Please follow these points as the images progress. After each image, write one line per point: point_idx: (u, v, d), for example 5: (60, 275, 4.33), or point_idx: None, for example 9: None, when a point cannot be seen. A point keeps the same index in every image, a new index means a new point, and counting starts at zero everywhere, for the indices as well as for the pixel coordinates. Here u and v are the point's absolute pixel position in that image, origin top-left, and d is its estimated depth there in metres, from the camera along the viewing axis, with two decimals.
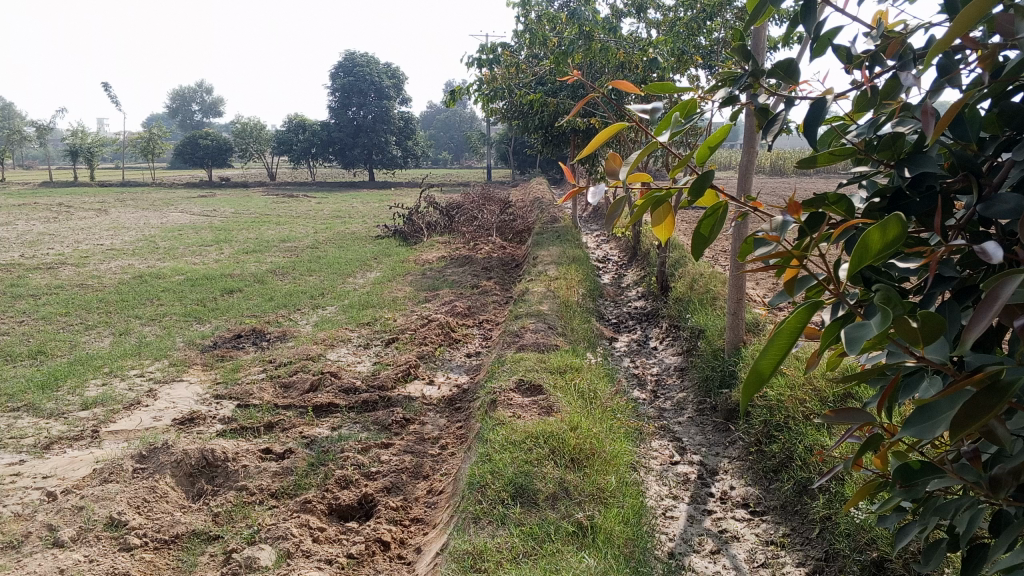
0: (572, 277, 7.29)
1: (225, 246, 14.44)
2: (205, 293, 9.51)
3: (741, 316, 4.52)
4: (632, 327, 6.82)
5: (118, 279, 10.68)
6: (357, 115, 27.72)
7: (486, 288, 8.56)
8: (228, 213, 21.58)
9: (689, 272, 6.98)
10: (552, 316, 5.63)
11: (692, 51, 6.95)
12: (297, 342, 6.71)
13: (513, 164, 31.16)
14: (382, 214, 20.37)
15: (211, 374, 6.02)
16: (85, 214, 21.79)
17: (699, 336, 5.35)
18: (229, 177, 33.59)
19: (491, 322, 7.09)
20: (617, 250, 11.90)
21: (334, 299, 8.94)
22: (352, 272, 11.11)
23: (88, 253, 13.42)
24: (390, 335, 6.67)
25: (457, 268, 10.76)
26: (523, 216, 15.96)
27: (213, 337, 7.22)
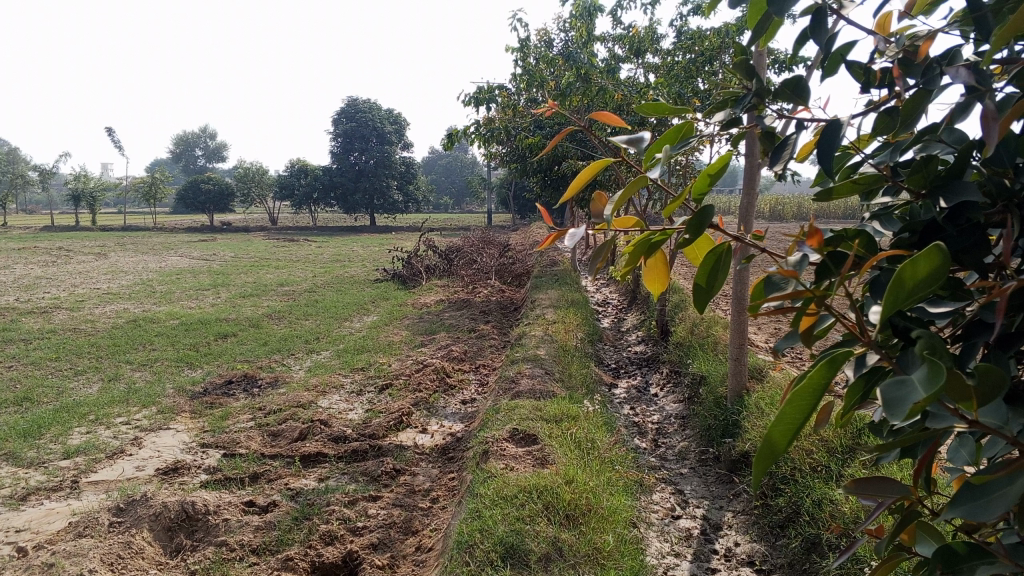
0: (570, 321, 7.17)
1: (222, 289, 14.35)
2: (199, 338, 9.38)
3: (743, 362, 4.39)
4: (632, 373, 6.67)
5: (112, 323, 10.57)
6: (359, 160, 27.88)
7: (484, 332, 8.43)
8: (227, 257, 21.55)
9: (690, 316, 6.86)
10: (549, 362, 5.49)
11: (690, 94, 6.90)
12: (289, 389, 6.56)
13: (512, 209, 31.26)
14: (382, 258, 20.33)
15: (199, 422, 5.86)
16: (85, 258, 21.80)
17: (700, 383, 5.20)
18: (230, 221, 33.71)
19: (487, 367, 6.95)
20: (616, 294, 11.79)
21: (329, 343, 8.81)
22: (349, 316, 11.00)
23: (84, 297, 13.33)
24: (384, 381, 6.52)
25: (454, 312, 10.64)
26: (522, 259, 15.90)
27: (203, 383, 7.07)
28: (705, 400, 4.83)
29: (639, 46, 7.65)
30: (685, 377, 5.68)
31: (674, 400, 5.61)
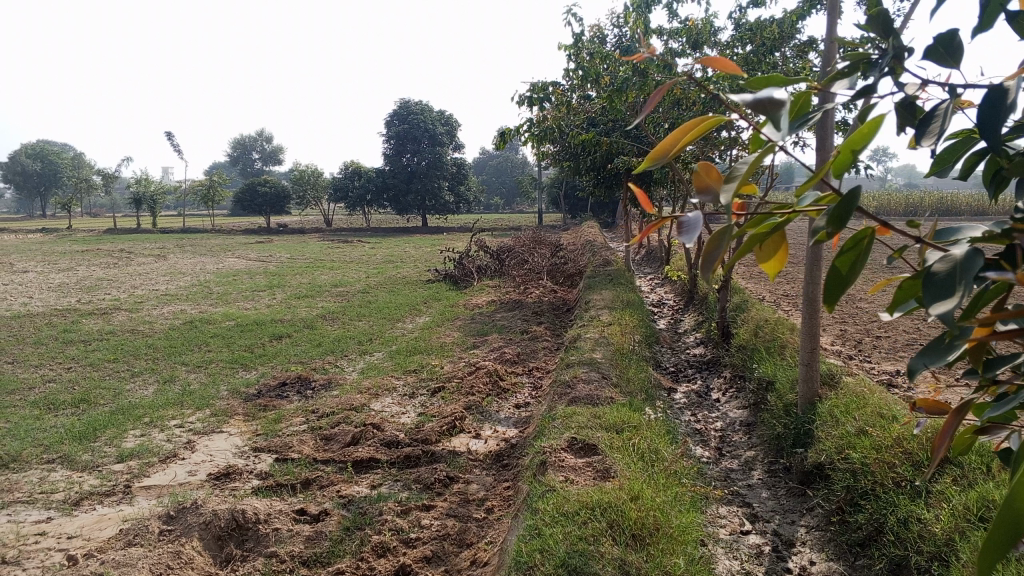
0: (627, 322, 6.96)
1: (276, 290, 14.46)
2: (254, 339, 9.41)
3: (815, 367, 4.21)
4: (692, 376, 6.44)
5: (169, 325, 10.67)
6: (411, 161, 27.95)
7: (537, 333, 8.27)
8: (283, 258, 21.80)
9: (752, 318, 6.60)
10: (606, 365, 5.30)
11: None
12: (341, 391, 6.49)
13: (564, 208, 31.02)
14: (434, 259, 20.31)
15: (251, 425, 5.82)
16: (145, 260, 22.26)
17: (767, 388, 4.96)
18: (286, 223, 34.16)
19: (542, 369, 6.79)
20: (673, 293, 11.52)
21: (381, 345, 8.74)
22: (401, 317, 10.94)
23: (143, 299, 13.54)
24: (437, 384, 6.39)
25: (507, 313, 10.50)
26: (575, 259, 15.69)
27: (257, 385, 7.04)
28: (773, 406, 4.60)
29: (696, 38, 7.40)
30: (749, 381, 5.44)
31: (738, 405, 5.38)
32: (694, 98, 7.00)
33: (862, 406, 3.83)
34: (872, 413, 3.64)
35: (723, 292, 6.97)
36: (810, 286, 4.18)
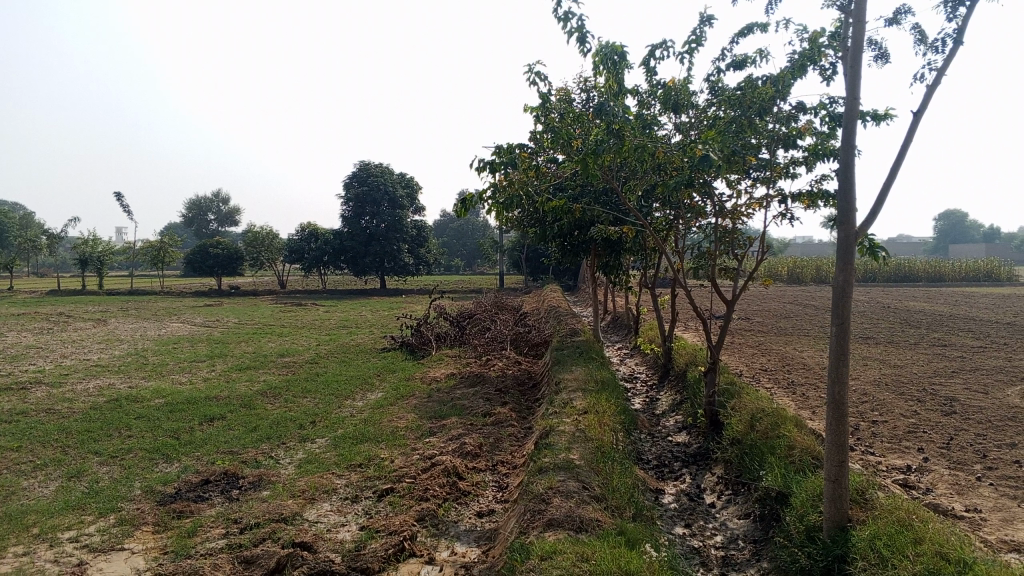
0: (603, 409, 6.19)
1: (218, 361, 13.37)
2: (184, 421, 8.39)
3: (843, 485, 3.52)
4: (679, 473, 5.66)
5: (90, 403, 9.58)
6: (371, 223, 27.13)
7: (501, 417, 7.43)
8: (232, 323, 20.67)
9: (744, 406, 5.89)
10: (586, 469, 4.48)
11: (744, 151, 6.01)
12: (271, 495, 5.55)
13: (525, 270, 30.52)
14: (390, 324, 19.38)
15: (161, 539, 4.85)
16: (83, 325, 20.99)
17: (779, 502, 4.23)
18: (238, 285, 33.02)
19: (508, 464, 5.95)
20: (643, 366, 10.83)
21: (327, 429, 7.80)
22: (352, 393, 9.99)
23: (69, 372, 12.36)
24: (386, 483, 5.51)
25: (467, 388, 9.65)
26: (539, 326, 14.97)
27: (176, 484, 6.06)
28: (790, 529, 3.86)
29: (676, 99, 6.76)
30: (752, 486, 4.70)
31: (738, 516, 4.62)
32: (678, 162, 6.35)
33: (914, 543, 3.10)
34: (929, 557, 2.92)
35: (709, 375, 6.27)
36: (835, 386, 3.51)
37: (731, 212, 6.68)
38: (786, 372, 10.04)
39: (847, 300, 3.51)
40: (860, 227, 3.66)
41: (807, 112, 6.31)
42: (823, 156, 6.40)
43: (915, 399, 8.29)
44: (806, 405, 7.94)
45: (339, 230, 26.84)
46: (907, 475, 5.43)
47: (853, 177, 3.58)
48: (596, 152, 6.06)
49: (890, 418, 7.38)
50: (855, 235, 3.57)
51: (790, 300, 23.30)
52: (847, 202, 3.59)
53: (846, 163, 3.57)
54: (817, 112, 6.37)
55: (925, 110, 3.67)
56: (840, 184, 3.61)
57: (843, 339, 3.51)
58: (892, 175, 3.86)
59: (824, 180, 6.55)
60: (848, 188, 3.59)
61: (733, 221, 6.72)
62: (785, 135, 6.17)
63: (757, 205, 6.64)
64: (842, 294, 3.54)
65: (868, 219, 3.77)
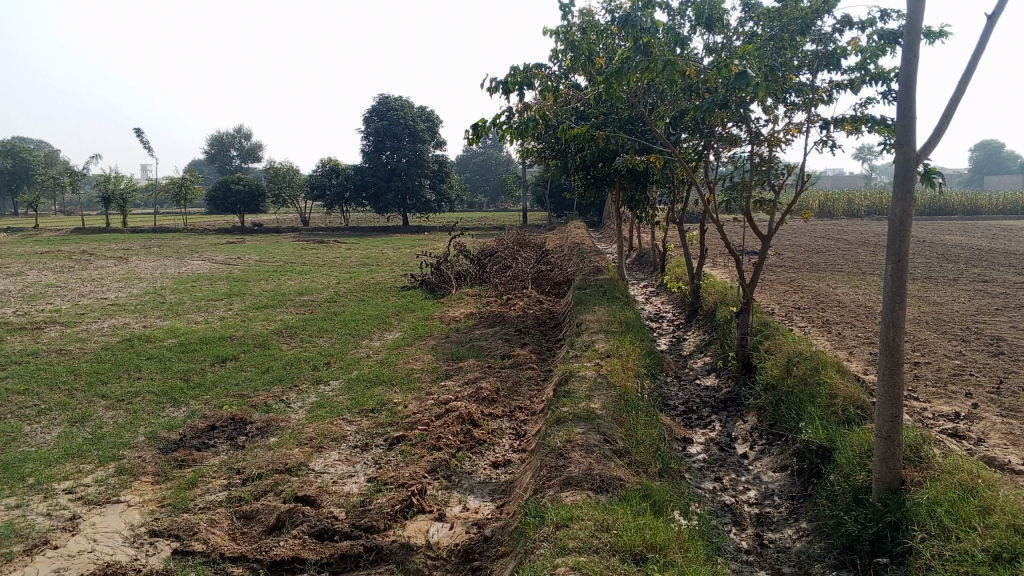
0: (627, 352, 5.83)
1: (235, 300, 13.13)
2: (195, 363, 8.16)
3: (897, 443, 3.14)
4: (709, 419, 5.32)
5: (102, 344, 9.38)
6: (391, 158, 26.63)
7: (521, 360, 7.11)
8: (252, 261, 20.46)
9: (779, 348, 5.50)
10: (609, 421, 4.13)
11: (785, 70, 5.47)
12: (276, 443, 5.28)
13: (549, 207, 30.02)
14: (411, 262, 19.05)
15: (159, 491, 4.60)
16: (105, 264, 20.87)
17: (823, 458, 3.87)
18: (261, 223, 32.86)
19: (527, 410, 5.62)
20: (670, 304, 10.45)
21: (340, 371, 7.53)
22: (369, 333, 9.71)
23: (85, 311, 12.18)
24: (398, 430, 5.22)
25: (486, 328, 9.33)
26: (562, 264, 14.59)
27: (181, 430, 5.82)
28: (835, 489, 3.51)
29: (710, 15, 6.19)
30: (789, 438, 4.34)
31: (773, 469, 4.26)
32: (711, 83, 5.82)
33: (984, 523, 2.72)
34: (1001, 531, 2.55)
35: (741, 315, 5.87)
36: (890, 331, 3.11)
37: (767, 141, 6.18)
38: (820, 310, 9.59)
39: (905, 236, 3.06)
40: (921, 151, 3.18)
41: (853, 26, 5.74)
42: (870, 77, 5.86)
43: (958, 339, 7.84)
44: (843, 346, 7.51)
45: (359, 166, 26.38)
46: (955, 423, 5.03)
47: (914, 91, 3.09)
48: (621, 72, 5.55)
49: (932, 359, 6.95)
50: (915, 159, 3.10)
51: (821, 234, 22.65)
52: (906, 121, 3.11)
53: (908, 77, 3.07)
54: (863, 28, 5.82)
55: (1002, 12, 3.16)
56: (900, 99, 3.14)
57: (900, 279, 3.08)
58: (958, 92, 3.37)
59: (869, 104, 6.02)
60: (908, 105, 3.10)
61: (768, 148, 6.21)
62: (831, 53, 5.62)
63: (797, 133, 6.12)
64: (898, 228, 3.09)
65: (931, 141, 3.28)
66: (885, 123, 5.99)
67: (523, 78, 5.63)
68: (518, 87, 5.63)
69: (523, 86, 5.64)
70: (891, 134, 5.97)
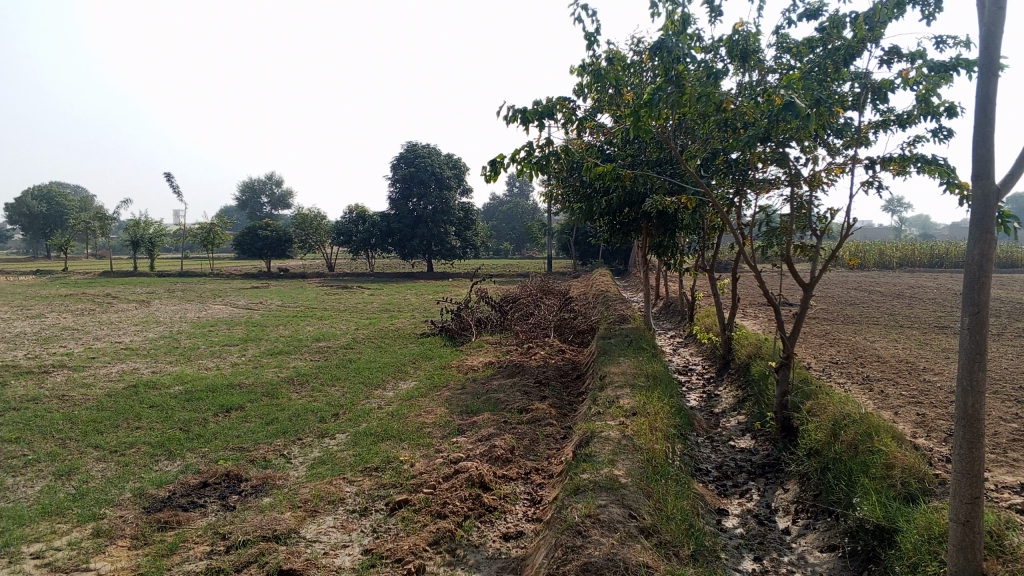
0: (653, 409, 5.35)
1: (249, 345, 12.77)
2: (198, 412, 7.75)
3: (977, 530, 2.66)
4: (744, 487, 4.81)
5: (106, 390, 9.03)
6: (418, 204, 26.48)
7: (539, 416, 6.63)
8: (273, 306, 20.19)
9: (822, 410, 4.99)
10: (634, 491, 3.64)
11: (830, 103, 5.05)
12: (269, 505, 4.83)
13: (574, 255, 29.63)
14: (432, 308, 18.66)
15: (134, 558, 4.16)
16: (126, 307, 20.74)
17: (881, 541, 3.36)
18: (285, 268, 32.80)
19: (544, 472, 5.14)
20: (698, 357, 9.94)
21: (349, 423, 7.08)
22: (382, 382, 9.28)
23: (95, 355, 11.88)
24: (401, 493, 4.75)
25: (504, 379, 8.87)
26: (586, 312, 14.12)
27: (170, 487, 5.39)
28: None
29: (745, 49, 5.80)
30: (838, 514, 3.83)
31: (821, 549, 3.74)
32: (748, 118, 5.41)
33: None
34: None
35: (779, 371, 5.38)
36: (968, 396, 2.63)
37: (808, 182, 5.76)
38: (859, 365, 9.04)
39: (985, 282, 2.60)
40: (1000, 186, 2.74)
41: (901, 58, 5.35)
42: (921, 112, 5.45)
43: (1012, 399, 7.25)
44: (886, 405, 6.96)
45: (385, 212, 26.25)
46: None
47: (991, 115, 2.66)
48: (650, 105, 5.15)
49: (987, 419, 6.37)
50: (995, 194, 2.65)
51: (854, 285, 22.01)
52: (984, 151, 2.67)
53: (987, 98, 2.65)
54: (911, 60, 5.43)
55: None
56: (977, 125, 2.70)
57: (980, 334, 2.61)
58: None
59: (918, 142, 5.59)
60: (987, 131, 2.66)
61: (808, 190, 5.78)
62: (879, 83, 5.23)
63: (839, 174, 5.69)
64: (977, 273, 2.62)
65: (1012, 174, 2.83)
66: (935, 163, 5.55)
67: (544, 108, 5.25)
68: (539, 118, 5.26)
69: (544, 118, 5.25)
70: (943, 174, 5.52)
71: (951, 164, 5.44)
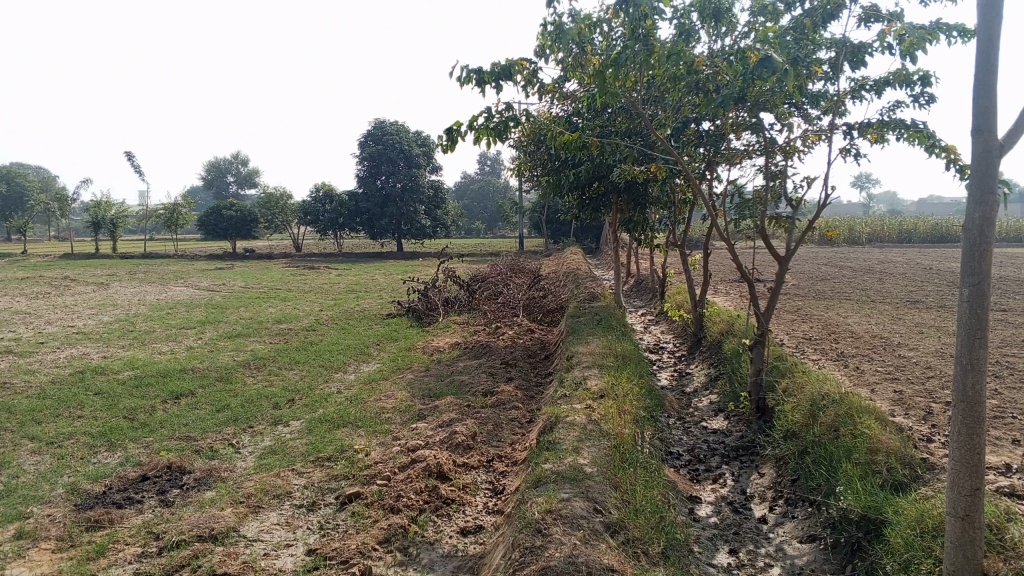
0: (622, 390, 5.07)
1: (208, 329, 12.33)
2: (147, 399, 7.36)
3: (978, 525, 2.40)
4: (718, 472, 4.55)
5: (51, 377, 8.58)
6: (386, 184, 25.96)
7: (504, 399, 6.33)
8: (237, 287, 19.69)
9: (798, 390, 4.74)
10: (600, 482, 3.35)
11: (808, 63, 4.74)
12: (211, 499, 4.49)
13: (545, 233, 29.32)
14: (400, 288, 18.27)
15: (56, 561, 3.79)
16: (84, 290, 20.12)
17: (866, 534, 3.10)
18: (252, 249, 32.17)
19: (508, 460, 4.84)
20: (671, 334, 9.68)
21: (304, 409, 6.72)
22: (343, 365, 8.92)
23: (45, 340, 11.38)
24: (352, 485, 4.43)
25: (470, 360, 8.55)
26: (556, 291, 13.83)
27: (107, 481, 5.02)
28: None
29: (717, 10, 5.46)
30: (819, 502, 3.58)
31: (799, 539, 3.48)
32: (721, 81, 5.10)
33: None
34: None
35: (754, 350, 5.11)
36: (968, 377, 2.36)
37: (783, 151, 5.47)
38: (833, 341, 8.85)
39: (986, 248, 2.32)
40: (1002, 143, 2.45)
41: (879, 19, 5.07)
42: (901, 78, 5.18)
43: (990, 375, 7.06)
44: (862, 383, 6.72)
45: (353, 191, 25.73)
46: (1008, 477, 4.26)
47: (993, 61, 2.36)
48: (617, 64, 4.79)
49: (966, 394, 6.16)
50: (998, 151, 2.36)
51: (826, 261, 21.91)
52: (985, 103, 2.36)
53: (988, 42, 2.34)
54: (891, 22, 5.15)
55: None
56: (978, 73, 2.39)
57: (982, 308, 2.33)
58: None
59: (896, 108, 5.32)
60: (989, 81, 2.36)
61: (783, 159, 5.50)
62: (857, 45, 4.94)
63: (815, 142, 5.41)
64: (977, 239, 2.34)
65: (1013, 130, 2.54)
66: (914, 131, 5.29)
67: (502, 68, 4.90)
68: (498, 81, 4.90)
69: (503, 80, 4.89)
70: (922, 141, 5.26)
71: (931, 131, 5.17)
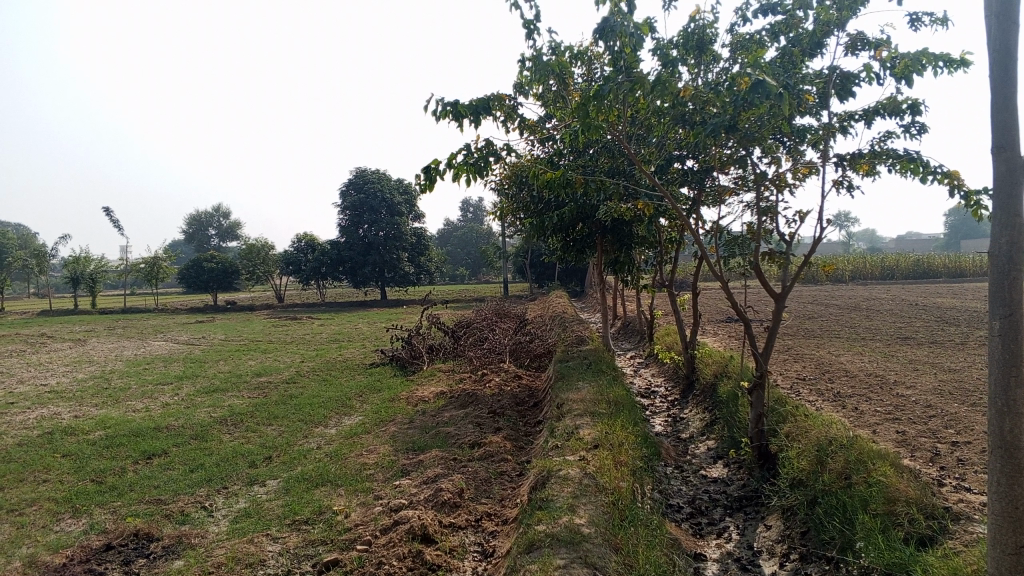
0: (616, 439, 4.81)
1: (185, 384, 11.93)
2: (116, 460, 6.98)
3: None
4: (721, 525, 4.29)
5: (17, 439, 8.17)
6: (369, 232, 25.77)
7: (492, 451, 6.04)
8: (217, 340, 19.27)
9: (801, 434, 4.50)
10: (599, 544, 3.08)
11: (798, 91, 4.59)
12: (178, 570, 4.16)
13: (529, 277, 29.15)
14: (383, 337, 17.93)
15: None
16: (60, 347, 19.63)
17: None
18: (233, 301, 31.75)
19: (497, 518, 4.55)
20: (661, 378, 9.45)
21: (282, 467, 6.39)
22: (324, 418, 8.59)
23: (14, 400, 10.94)
24: (331, 551, 4.12)
25: (456, 410, 8.25)
26: (542, 335, 13.59)
27: (67, 552, 4.67)
28: None
29: (700, 43, 5.33)
30: (834, 557, 3.32)
31: None
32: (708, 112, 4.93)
33: None
34: None
35: (752, 392, 4.88)
36: (1004, 420, 2.13)
37: (774, 185, 5.30)
38: (827, 381, 8.64)
39: (1017, 276, 2.10)
40: None
41: (867, 47, 4.95)
42: (892, 107, 5.05)
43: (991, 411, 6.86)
44: (862, 423, 6.49)
45: (335, 240, 25.50)
46: None
47: (1011, 73, 2.17)
48: (600, 96, 4.63)
49: (970, 432, 5.94)
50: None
51: (812, 299, 21.81)
52: (1005, 117, 2.17)
53: (1004, 52, 2.16)
54: (879, 50, 5.03)
55: None
56: (994, 86, 2.20)
57: (1015, 342, 2.11)
58: None
59: (888, 138, 5.19)
60: (1007, 95, 2.17)
61: (775, 193, 5.33)
62: (848, 74, 4.82)
63: (807, 176, 5.25)
64: (1005, 265, 2.13)
65: None
66: (908, 161, 5.15)
67: (481, 102, 4.72)
68: (477, 115, 4.70)
69: (483, 114, 4.70)
70: (916, 172, 5.11)
71: (925, 160, 5.02)
